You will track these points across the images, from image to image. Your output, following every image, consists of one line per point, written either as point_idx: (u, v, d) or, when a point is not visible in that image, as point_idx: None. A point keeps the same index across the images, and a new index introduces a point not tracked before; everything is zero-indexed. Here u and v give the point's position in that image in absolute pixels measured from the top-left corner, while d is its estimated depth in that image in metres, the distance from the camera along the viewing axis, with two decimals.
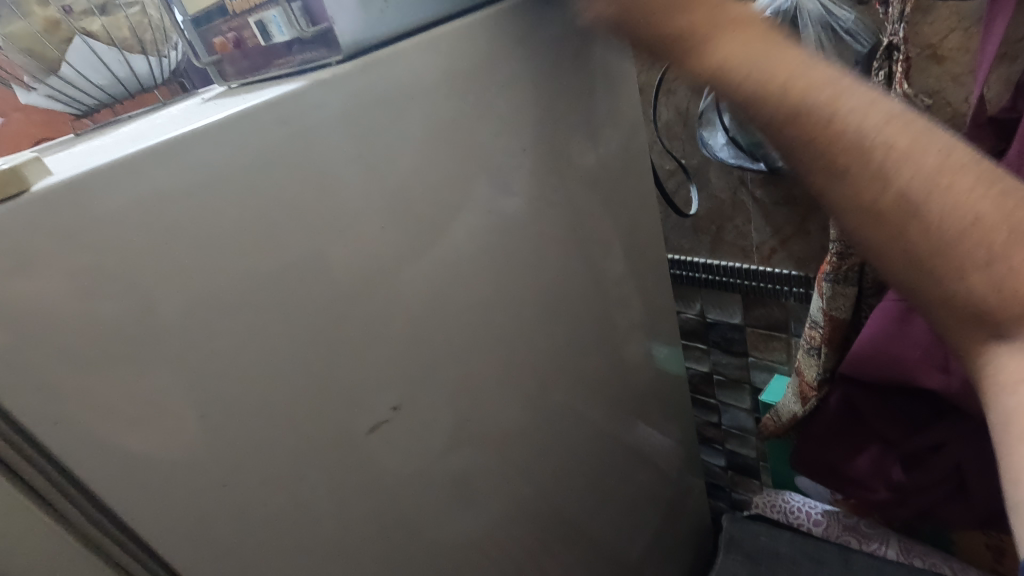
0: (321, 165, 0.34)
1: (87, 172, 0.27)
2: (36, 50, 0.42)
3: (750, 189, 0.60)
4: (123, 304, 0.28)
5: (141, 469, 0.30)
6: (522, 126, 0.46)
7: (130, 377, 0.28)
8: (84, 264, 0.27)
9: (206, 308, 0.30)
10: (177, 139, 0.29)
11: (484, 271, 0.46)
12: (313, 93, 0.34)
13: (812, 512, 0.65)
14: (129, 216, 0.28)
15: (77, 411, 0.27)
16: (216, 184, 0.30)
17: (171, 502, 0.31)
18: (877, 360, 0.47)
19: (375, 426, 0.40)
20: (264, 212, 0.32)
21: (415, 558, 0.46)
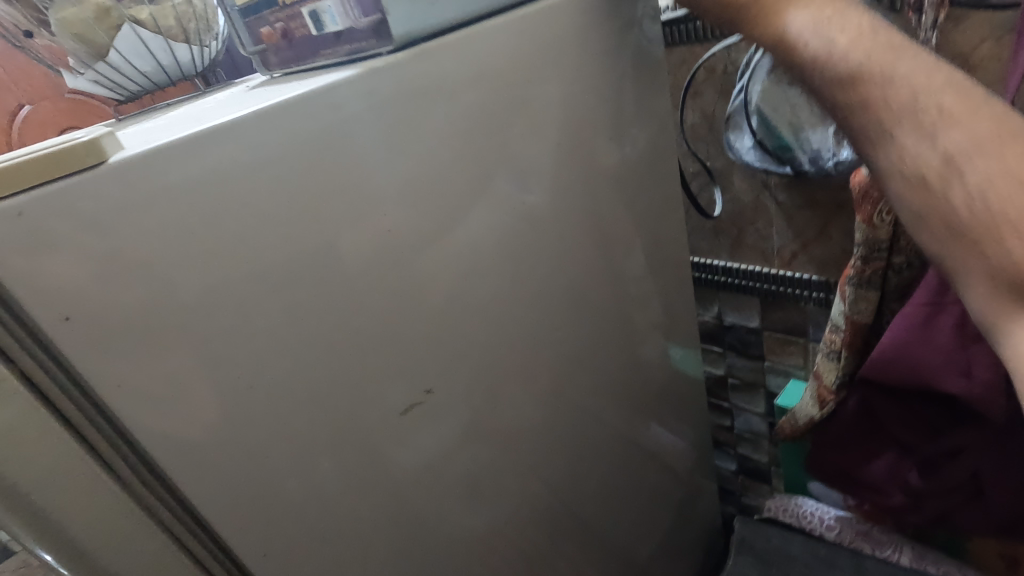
0: (368, 153, 0.36)
1: (158, 149, 0.28)
2: (86, 36, 0.43)
3: (773, 193, 0.61)
4: (184, 276, 0.29)
5: (190, 437, 0.31)
6: (554, 123, 0.48)
7: (186, 347, 0.30)
8: (152, 236, 0.28)
9: (256, 284, 0.32)
10: (237, 122, 0.30)
11: (511, 263, 0.47)
12: (363, 84, 0.35)
13: (824, 517, 0.65)
14: (192, 195, 0.29)
15: (136, 378, 0.28)
16: (272, 167, 0.32)
17: (214, 474, 0.32)
18: (898, 364, 0.47)
19: (407, 408, 0.41)
20: (313, 196, 0.33)
21: (435, 541, 0.47)
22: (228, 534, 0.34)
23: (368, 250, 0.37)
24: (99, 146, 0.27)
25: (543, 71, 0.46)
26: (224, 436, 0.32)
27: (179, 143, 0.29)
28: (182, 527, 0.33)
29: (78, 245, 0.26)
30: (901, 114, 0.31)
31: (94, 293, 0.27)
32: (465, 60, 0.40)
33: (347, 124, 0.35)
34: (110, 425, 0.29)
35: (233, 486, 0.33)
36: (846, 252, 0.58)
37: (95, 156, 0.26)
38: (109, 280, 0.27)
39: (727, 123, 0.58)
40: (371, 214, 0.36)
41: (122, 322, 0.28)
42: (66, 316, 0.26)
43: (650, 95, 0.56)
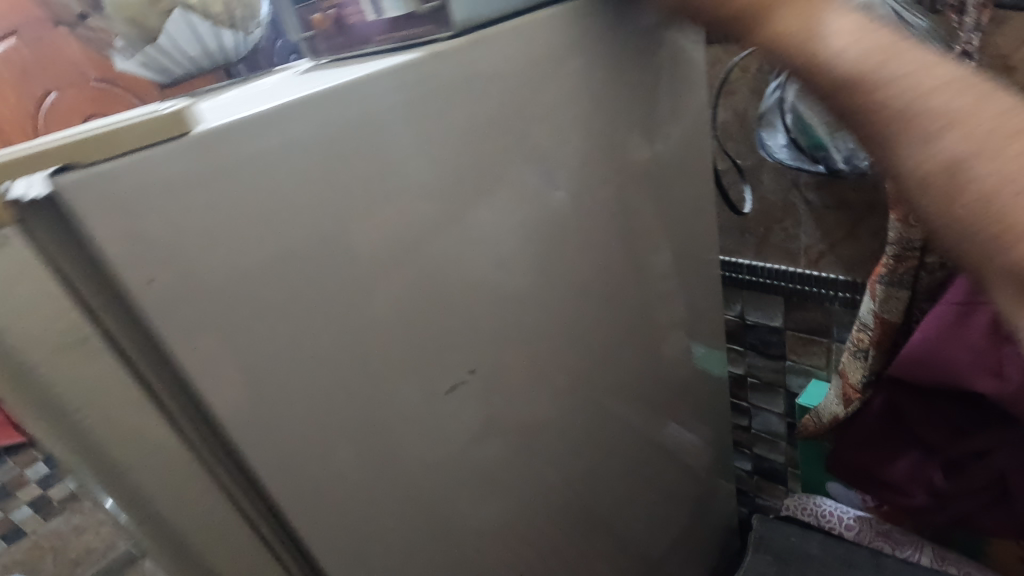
0: (424, 135, 0.37)
1: (235, 122, 0.29)
2: (137, 19, 0.44)
3: (803, 192, 0.61)
4: (254, 246, 0.30)
5: (256, 405, 0.32)
6: (591, 116, 0.49)
7: (254, 317, 0.30)
8: (229, 204, 0.29)
9: (320, 258, 0.33)
10: (308, 99, 0.32)
11: (543, 252, 0.48)
12: (423, 69, 0.37)
13: (843, 517, 0.66)
14: (262, 168, 0.30)
15: (208, 342, 0.29)
16: (337, 146, 0.33)
17: (272, 445, 0.33)
18: (927, 362, 0.49)
19: (452, 387, 0.43)
20: (370, 176, 0.35)
21: (461, 522, 0.48)
22: (282, 504, 0.34)
23: (418, 232, 0.38)
24: (183, 118, 0.28)
25: (585, 66, 0.47)
26: (286, 406, 0.33)
27: (253, 117, 0.30)
28: (241, 497, 0.34)
29: (162, 209, 0.27)
30: (877, 106, 0.29)
31: (177, 257, 0.27)
32: (514, 52, 0.42)
33: (407, 111, 0.36)
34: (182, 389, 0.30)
35: (284, 461, 0.34)
36: (874, 252, 0.59)
37: (180, 127, 0.28)
38: (190, 245, 0.28)
39: (760, 122, 0.59)
40: (421, 197, 0.38)
41: (200, 288, 0.28)
42: (151, 280, 0.27)
43: (685, 92, 0.57)
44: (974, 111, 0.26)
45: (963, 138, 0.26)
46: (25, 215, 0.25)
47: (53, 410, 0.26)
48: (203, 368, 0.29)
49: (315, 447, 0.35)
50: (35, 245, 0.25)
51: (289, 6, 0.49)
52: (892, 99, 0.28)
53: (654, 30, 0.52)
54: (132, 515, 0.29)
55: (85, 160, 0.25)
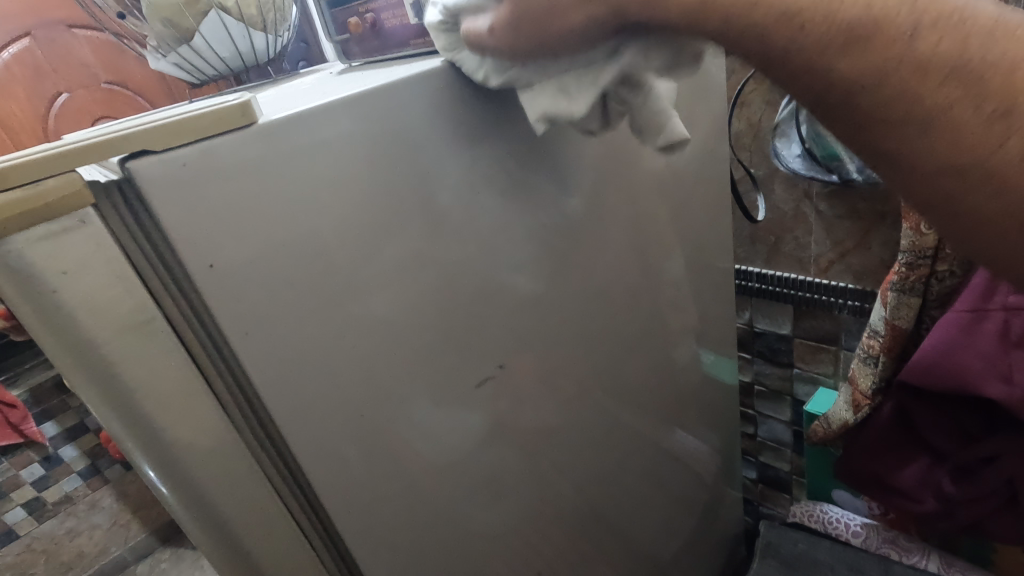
0: (461, 136, 0.39)
1: (296, 114, 0.30)
2: (174, 19, 0.45)
3: (814, 202, 0.63)
4: (302, 235, 0.31)
5: (294, 391, 0.33)
6: (609, 124, 0.51)
7: (297, 305, 0.32)
8: (283, 194, 0.30)
9: (359, 251, 0.34)
10: (360, 97, 0.33)
11: (560, 256, 0.50)
12: (463, 71, 0.39)
13: (850, 524, 0.66)
14: (313, 161, 0.31)
15: (253, 326, 0.30)
16: (382, 144, 0.34)
17: (309, 428, 0.34)
18: (938, 368, 0.50)
19: (481, 381, 0.45)
20: (408, 173, 0.36)
21: (478, 516, 0.50)
22: (315, 487, 0.36)
23: (448, 229, 0.40)
24: (250, 108, 0.29)
25: None
26: (325, 393, 0.34)
27: (309, 110, 0.31)
28: (277, 480, 0.35)
29: (225, 195, 0.28)
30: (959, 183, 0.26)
31: (235, 242, 0.29)
32: None
33: (443, 113, 0.38)
34: (230, 372, 0.31)
35: (320, 443, 0.35)
36: (883, 262, 0.60)
37: (247, 117, 0.28)
38: (247, 233, 0.29)
39: (774, 133, 0.62)
40: (448, 195, 0.39)
41: (253, 274, 0.30)
42: (210, 264, 0.28)
43: (702, 102, 0.58)
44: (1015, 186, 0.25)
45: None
46: (97, 198, 0.26)
47: (115, 389, 0.27)
48: (249, 354, 0.30)
49: (349, 432, 0.36)
50: (107, 227, 0.26)
51: (321, 11, 0.50)
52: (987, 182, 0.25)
53: None
54: (179, 495, 0.30)
55: (159, 145, 0.26)
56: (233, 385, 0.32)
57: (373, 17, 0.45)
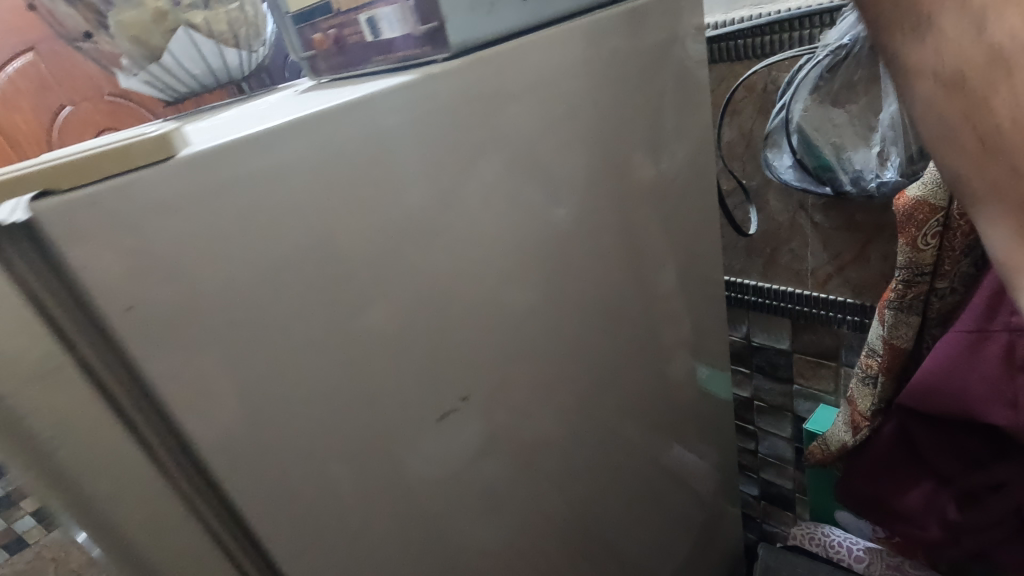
0: (417, 153, 0.37)
1: (223, 145, 0.29)
2: (142, 38, 0.45)
3: (810, 213, 0.61)
4: (239, 276, 0.30)
5: (236, 430, 0.32)
6: (591, 136, 0.49)
7: (237, 341, 0.30)
8: (215, 225, 0.29)
9: (303, 284, 0.32)
10: (301, 120, 0.31)
11: (541, 273, 0.48)
12: (423, 85, 0.36)
13: (852, 549, 0.64)
14: (250, 191, 0.30)
15: (177, 366, 0.29)
16: (332, 167, 0.33)
17: (248, 470, 0.33)
18: (938, 391, 0.48)
19: (444, 415, 0.42)
20: (360, 198, 0.34)
21: (457, 545, 0.47)
22: (265, 526, 0.34)
23: (412, 255, 0.38)
24: (170, 141, 0.28)
25: (585, 88, 0.47)
26: (271, 432, 0.33)
27: (244, 137, 0.30)
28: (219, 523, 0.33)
29: (144, 235, 0.27)
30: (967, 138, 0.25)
31: (157, 278, 0.27)
32: (509, 76, 0.41)
33: (404, 130, 0.36)
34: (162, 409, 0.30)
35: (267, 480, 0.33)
36: (884, 276, 0.58)
37: (166, 151, 0.28)
38: (178, 268, 0.28)
39: (766, 142, 0.59)
40: (405, 221, 0.37)
41: (182, 313, 0.28)
42: (129, 306, 0.27)
43: (691, 108, 0.56)
44: (1001, 153, 0.24)
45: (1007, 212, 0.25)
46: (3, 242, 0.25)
47: (24, 438, 0.26)
48: (173, 392, 0.29)
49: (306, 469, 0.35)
50: (15, 272, 0.25)
51: (287, 24, 0.49)
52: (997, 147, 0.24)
53: (657, 49, 0.51)
54: (104, 544, 0.28)
55: (68, 184, 0.26)
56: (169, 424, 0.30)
57: (336, 33, 0.44)
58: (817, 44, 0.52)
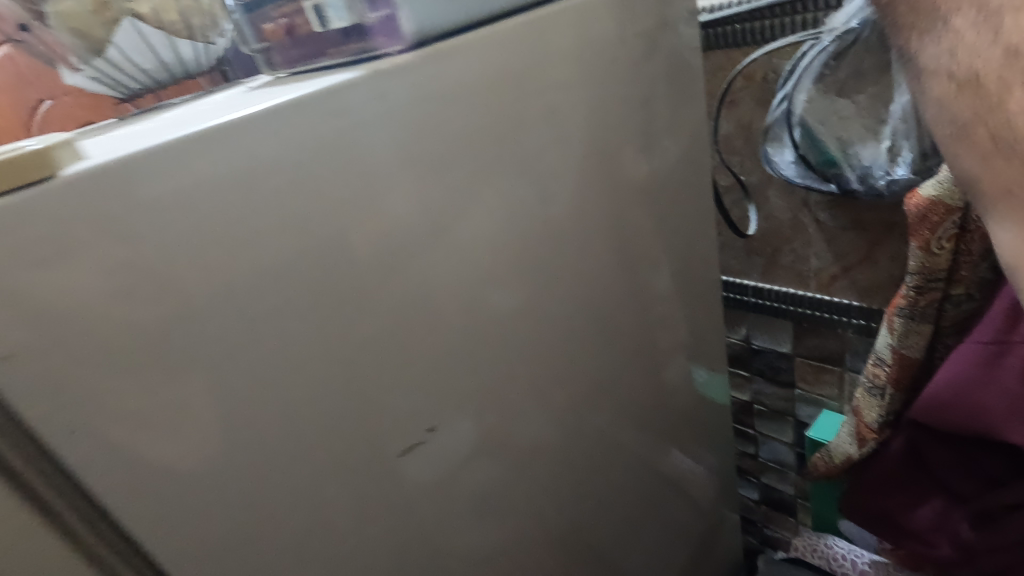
0: (365, 159, 0.34)
1: (115, 158, 0.27)
2: (84, 31, 0.41)
3: (814, 211, 0.57)
4: (146, 310, 0.28)
5: (151, 462, 0.30)
6: (578, 132, 0.45)
7: (148, 372, 0.29)
8: (173, 235, 0.28)
9: (245, 303, 0.31)
10: (219, 128, 0.29)
11: (522, 279, 0.45)
12: (368, 84, 0.34)
13: (858, 562, 0.63)
14: (160, 211, 0.28)
15: (75, 402, 0.27)
16: (259, 177, 0.31)
17: (196, 489, 0.32)
18: (952, 406, 0.47)
19: (407, 448, 0.41)
20: (315, 217, 0.33)
21: (440, 562, 0.46)
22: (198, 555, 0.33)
23: (366, 270, 0.36)
24: (48, 158, 0.26)
25: (568, 82, 0.43)
26: (213, 453, 0.32)
27: (198, 136, 0.29)
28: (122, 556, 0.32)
29: (14, 272, 0.25)
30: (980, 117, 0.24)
31: (85, 300, 0.27)
32: (479, 69, 0.38)
33: (346, 134, 0.33)
34: (105, 435, 0.29)
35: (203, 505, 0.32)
36: (891, 278, 0.55)
37: (45, 170, 0.26)
38: (117, 288, 0.28)
39: (766, 136, 0.55)
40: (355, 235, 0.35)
41: (122, 333, 0.28)
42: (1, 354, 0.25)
43: (686, 100, 0.52)
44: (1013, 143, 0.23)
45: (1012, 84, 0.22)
46: None
47: None
48: (102, 413, 0.28)
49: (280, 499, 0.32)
50: None
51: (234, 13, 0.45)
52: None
53: (648, 37, 0.47)
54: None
55: None
56: (110, 453, 0.29)
57: (285, 21, 0.40)
58: (822, 30, 0.49)
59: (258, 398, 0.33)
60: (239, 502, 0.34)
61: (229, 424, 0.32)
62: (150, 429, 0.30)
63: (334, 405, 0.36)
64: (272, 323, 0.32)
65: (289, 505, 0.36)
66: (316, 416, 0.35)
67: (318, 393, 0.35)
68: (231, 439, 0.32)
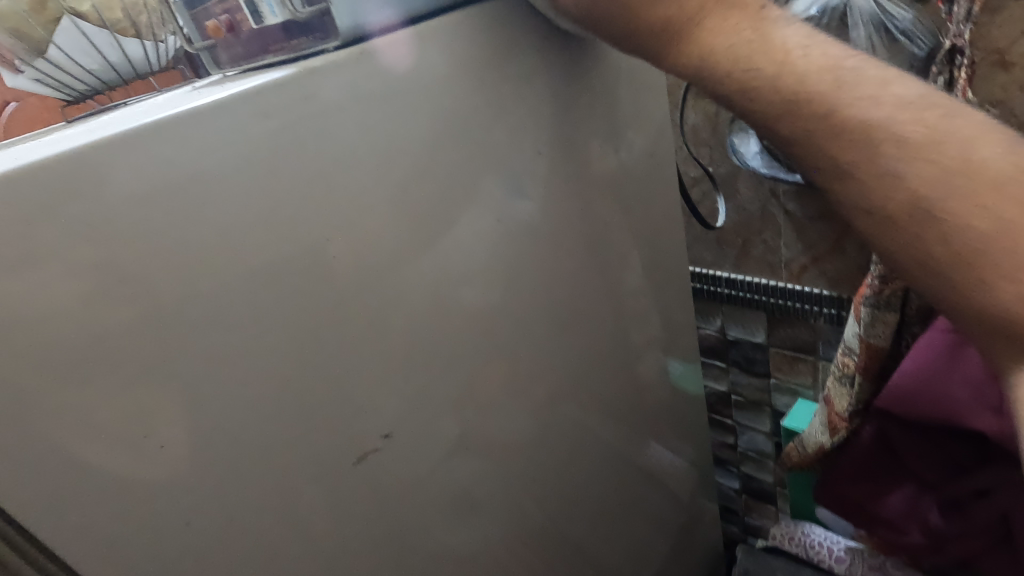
0: (316, 163, 0.33)
1: (28, 165, 0.25)
2: (22, 30, 0.41)
3: (782, 202, 0.57)
4: (76, 322, 0.27)
5: (89, 484, 0.29)
6: (542, 125, 0.44)
7: (81, 389, 0.27)
8: (116, 237, 0.27)
9: (181, 312, 0.30)
10: (143, 130, 0.28)
11: (491, 277, 0.44)
12: (307, 81, 0.32)
13: (834, 549, 0.64)
14: (87, 221, 0.27)
15: (2, 425, 0.26)
16: (192, 178, 0.29)
17: (138, 509, 0.31)
18: (919, 394, 0.48)
19: (364, 455, 0.39)
20: (279, 227, 0.32)
21: (414, 568, 0.45)
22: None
23: (324, 276, 0.35)
24: None
25: (530, 74, 0.43)
26: (154, 469, 0.30)
27: (134, 132, 0.28)
28: None
29: None
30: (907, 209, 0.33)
31: (6, 318, 0.25)
32: (435, 62, 0.37)
33: (289, 134, 0.32)
34: (44, 465, 0.27)
35: (149, 525, 0.31)
36: (859, 267, 0.55)
37: None
38: (45, 303, 0.26)
39: (731, 127, 0.55)
40: (312, 238, 0.34)
41: (50, 347, 0.26)
42: None
43: (651, 92, 0.52)
44: (926, 206, 0.32)
45: (938, 195, 0.32)
46: None
47: None
48: (33, 434, 0.27)
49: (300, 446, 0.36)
50: None
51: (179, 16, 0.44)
52: (869, 147, 0.33)
53: None
54: None
55: None
56: (51, 481, 0.28)
57: (228, 19, 0.40)
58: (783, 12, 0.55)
59: (208, 412, 0.31)
60: (187, 522, 0.32)
61: (176, 437, 0.31)
62: (87, 450, 0.28)
63: (294, 413, 0.35)
64: (223, 331, 0.31)
65: (244, 519, 0.35)
66: (276, 425, 0.34)
67: (277, 402, 0.34)
68: (176, 455, 0.31)
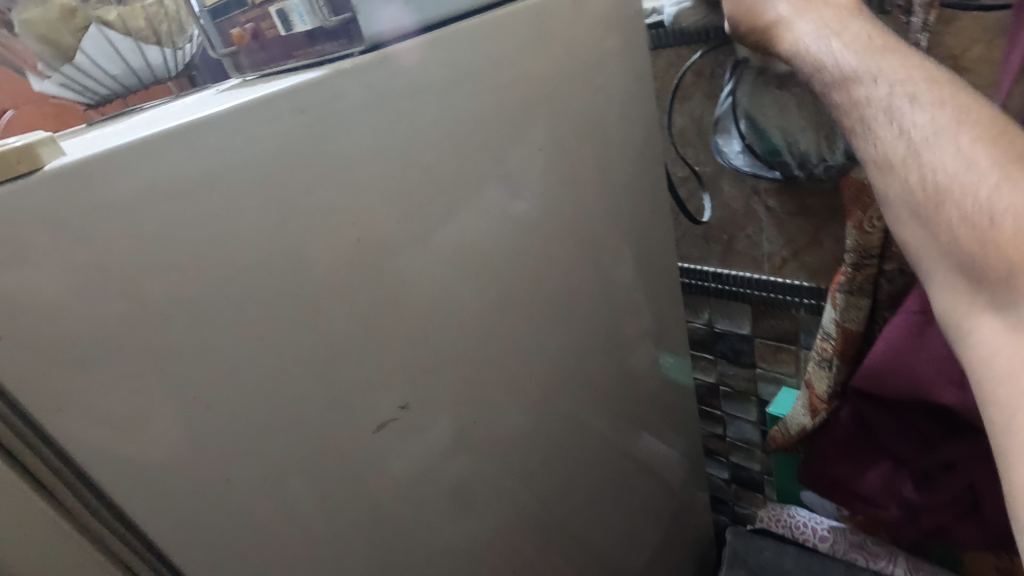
0: (339, 158, 0.36)
1: (97, 154, 0.28)
2: (51, 37, 0.43)
3: (763, 199, 0.61)
4: (122, 303, 0.30)
5: (133, 449, 0.32)
6: (539, 125, 0.47)
7: (126, 364, 0.30)
8: (168, 221, 0.30)
9: (216, 295, 0.33)
10: (193, 124, 0.31)
11: (492, 268, 0.47)
12: (329, 82, 0.36)
13: (818, 528, 0.68)
14: (148, 204, 0.30)
15: (61, 394, 0.29)
16: (234, 170, 0.32)
17: (175, 476, 0.33)
18: (890, 373, 0.52)
19: (381, 424, 0.42)
20: (306, 219, 0.35)
21: (422, 544, 0.48)
22: (181, 541, 0.34)
23: (345, 265, 0.38)
24: (36, 154, 0.27)
25: (526, 77, 0.46)
26: (189, 439, 0.33)
27: (184, 126, 0.31)
28: (112, 542, 0.34)
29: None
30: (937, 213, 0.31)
31: (67, 297, 0.28)
32: (446, 64, 0.41)
33: (313, 130, 0.35)
34: (93, 427, 0.30)
35: (185, 491, 0.34)
36: (836, 258, 0.59)
37: (34, 163, 0.27)
38: (102, 283, 0.29)
39: (715, 127, 0.58)
40: (333, 230, 0.37)
41: (103, 326, 0.29)
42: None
43: (639, 95, 0.55)
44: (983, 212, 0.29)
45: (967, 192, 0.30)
46: None
47: None
48: (86, 402, 0.30)
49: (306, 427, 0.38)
50: None
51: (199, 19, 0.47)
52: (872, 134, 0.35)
53: (601, 36, 0.50)
54: None
55: None
56: (104, 445, 0.31)
57: (252, 27, 0.43)
58: None
59: (236, 387, 0.34)
60: (217, 488, 0.35)
61: (208, 410, 0.34)
62: (131, 420, 0.31)
63: (312, 391, 0.38)
64: (248, 310, 0.34)
65: (268, 487, 0.37)
66: (295, 399, 0.37)
67: (295, 380, 0.37)
68: (208, 428, 0.34)
